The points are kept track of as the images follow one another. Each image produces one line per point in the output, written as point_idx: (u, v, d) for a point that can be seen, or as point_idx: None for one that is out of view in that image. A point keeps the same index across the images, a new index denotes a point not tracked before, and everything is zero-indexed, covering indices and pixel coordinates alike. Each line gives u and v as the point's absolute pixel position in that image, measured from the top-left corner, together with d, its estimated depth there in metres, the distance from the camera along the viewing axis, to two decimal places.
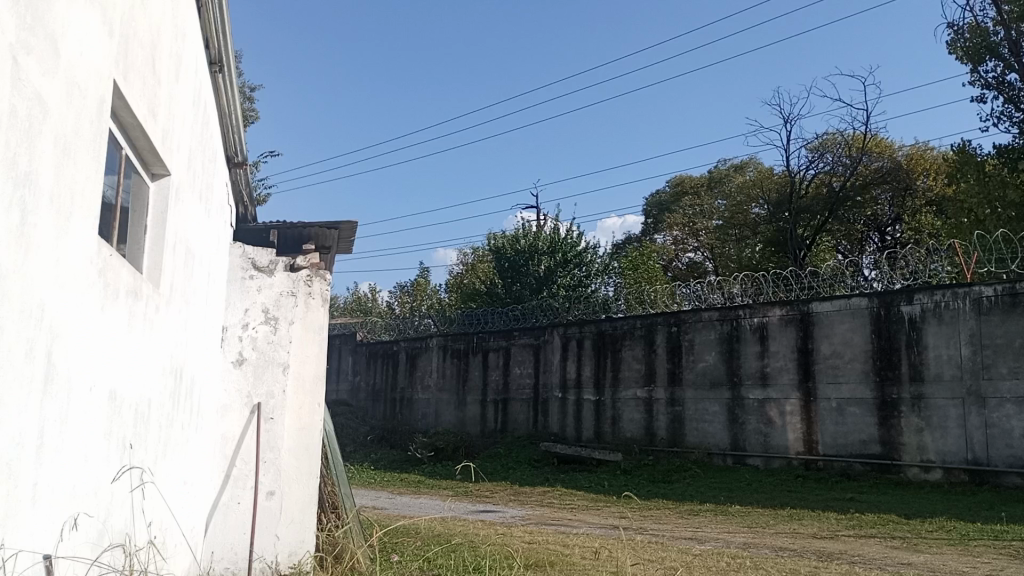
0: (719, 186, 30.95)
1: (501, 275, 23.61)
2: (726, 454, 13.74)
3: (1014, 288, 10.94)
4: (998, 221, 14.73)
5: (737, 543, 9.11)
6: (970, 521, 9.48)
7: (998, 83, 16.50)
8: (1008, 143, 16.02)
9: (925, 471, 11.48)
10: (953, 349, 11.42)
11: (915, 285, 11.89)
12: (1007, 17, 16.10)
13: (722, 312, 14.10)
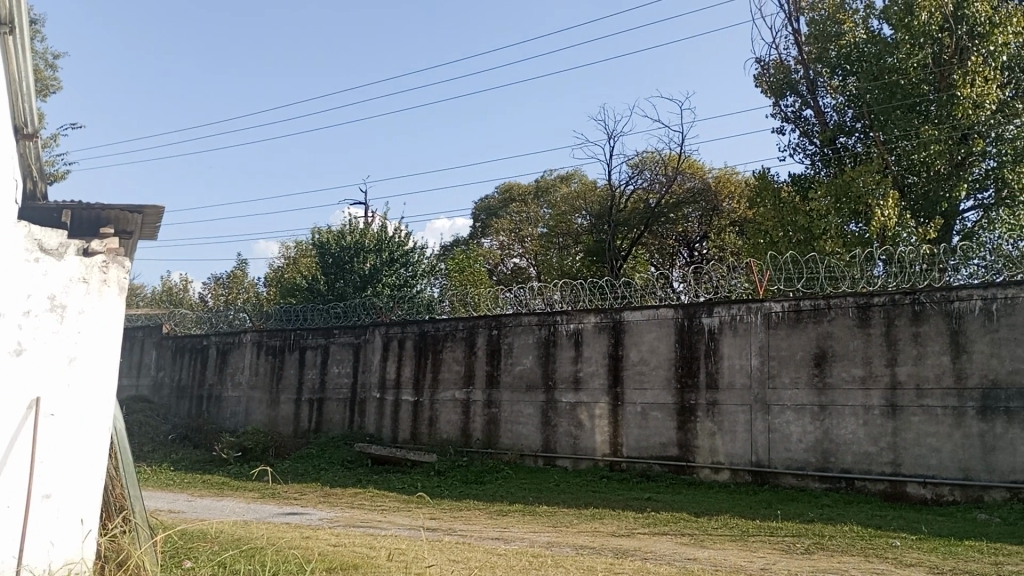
0: (545, 196, 31.86)
1: (323, 270, 23.02)
2: (537, 455, 14.13)
3: (799, 305, 12.04)
4: (788, 243, 16.12)
5: (540, 542, 9.39)
6: (751, 519, 10.30)
7: (796, 118, 18.07)
8: (800, 174, 17.71)
9: (715, 472, 12.36)
10: (744, 359, 12.38)
11: (715, 298, 12.74)
12: (806, 58, 17.59)
13: (540, 317, 14.51)
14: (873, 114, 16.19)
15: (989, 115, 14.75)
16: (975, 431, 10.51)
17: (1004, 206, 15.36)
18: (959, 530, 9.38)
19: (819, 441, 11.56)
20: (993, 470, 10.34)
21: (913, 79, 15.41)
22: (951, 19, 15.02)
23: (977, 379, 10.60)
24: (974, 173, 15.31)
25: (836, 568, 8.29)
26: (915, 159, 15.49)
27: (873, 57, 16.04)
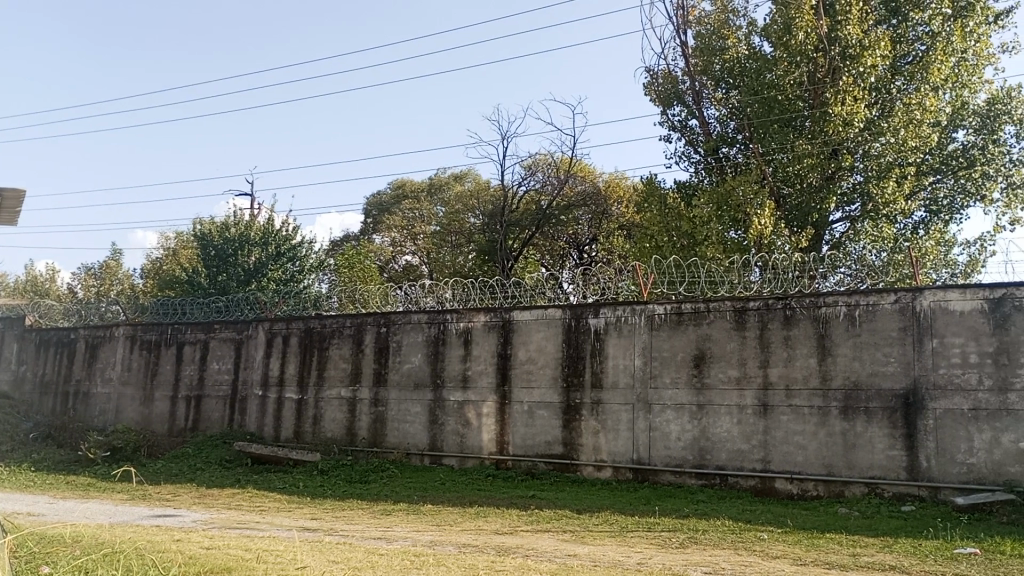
0: (439, 194, 31.82)
1: (205, 263, 22.16)
2: (423, 454, 14.07)
3: (680, 307, 12.46)
4: (672, 249, 16.67)
5: (423, 541, 9.33)
6: (630, 515, 10.58)
7: (682, 127, 18.70)
8: (687, 182, 18.41)
9: (598, 469, 12.63)
10: (628, 360, 12.72)
11: (602, 300, 13.03)
12: (692, 70, 18.08)
13: (430, 316, 14.46)
14: (753, 127, 17.00)
15: (858, 132, 15.69)
16: (838, 429, 11.18)
17: (868, 218, 16.38)
18: (821, 523, 9.93)
19: (696, 439, 12.01)
20: (854, 466, 11.03)
21: (790, 95, 16.24)
22: (825, 41, 15.85)
23: (841, 381, 11.26)
24: (842, 187, 16.24)
25: (709, 561, 8.62)
26: (790, 172, 16.32)
27: (755, 73, 16.89)
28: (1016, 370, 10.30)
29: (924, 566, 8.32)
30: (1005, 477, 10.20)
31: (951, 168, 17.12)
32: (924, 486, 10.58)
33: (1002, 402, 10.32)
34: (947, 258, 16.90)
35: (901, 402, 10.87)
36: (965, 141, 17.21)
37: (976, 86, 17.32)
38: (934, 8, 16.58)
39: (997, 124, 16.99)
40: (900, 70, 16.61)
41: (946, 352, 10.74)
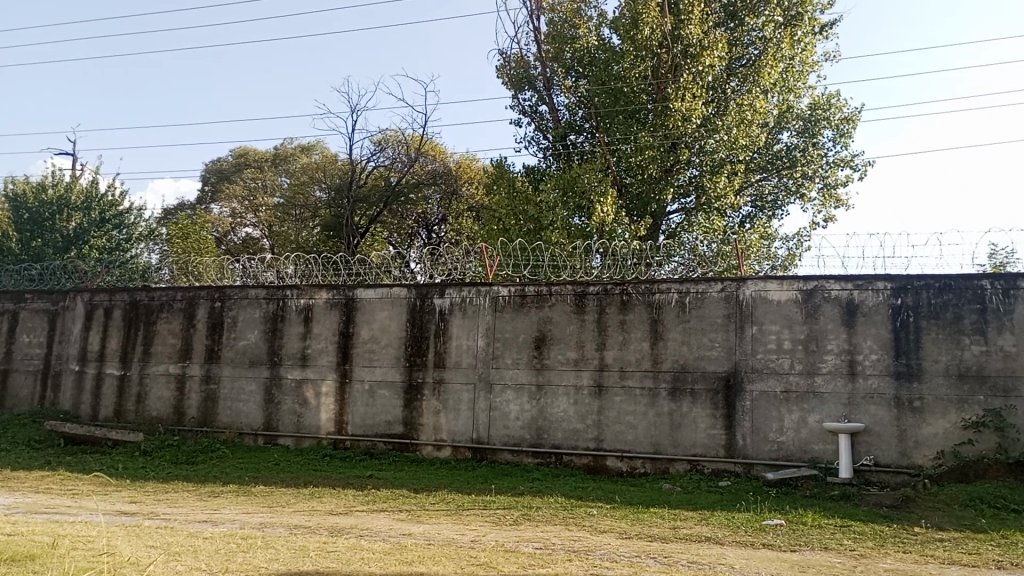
0: (284, 164, 30.97)
1: (17, 226, 20.30)
2: (257, 434, 13.60)
3: (524, 290, 12.67)
4: (518, 232, 16.93)
5: (251, 523, 9.01)
6: (466, 493, 10.70)
7: (532, 112, 18.99)
8: (535, 166, 18.75)
9: (437, 449, 12.69)
10: (471, 340, 12.81)
11: (448, 280, 13.05)
12: (544, 57, 18.37)
13: (269, 291, 13.95)
14: (599, 116, 17.48)
15: (695, 128, 16.49)
16: (666, 410, 11.78)
17: (701, 210, 17.28)
18: (646, 499, 10.45)
19: (534, 419, 12.30)
20: (679, 445, 11.68)
21: (635, 88, 16.84)
22: (668, 38, 16.54)
23: (671, 363, 11.86)
24: (679, 180, 17.06)
25: (540, 536, 8.86)
26: (632, 162, 16.93)
27: (602, 64, 17.41)
28: (823, 356, 11.29)
29: (736, 537, 8.94)
30: (810, 454, 11.14)
31: (776, 166, 18.30)
32: (740, 462, 11.37)
33: (810, 385, 11.27)
34: (769, 250, 18.12)
35: (723, 384, 11.60)
36: (789, 142, 18.41)
37: (801, 91, 18.63)
38: (767, 15, 17.71)
39: (817, 127, 18.39)
40: (734, 71, 17.62)
41: (764, 338, 11.56)
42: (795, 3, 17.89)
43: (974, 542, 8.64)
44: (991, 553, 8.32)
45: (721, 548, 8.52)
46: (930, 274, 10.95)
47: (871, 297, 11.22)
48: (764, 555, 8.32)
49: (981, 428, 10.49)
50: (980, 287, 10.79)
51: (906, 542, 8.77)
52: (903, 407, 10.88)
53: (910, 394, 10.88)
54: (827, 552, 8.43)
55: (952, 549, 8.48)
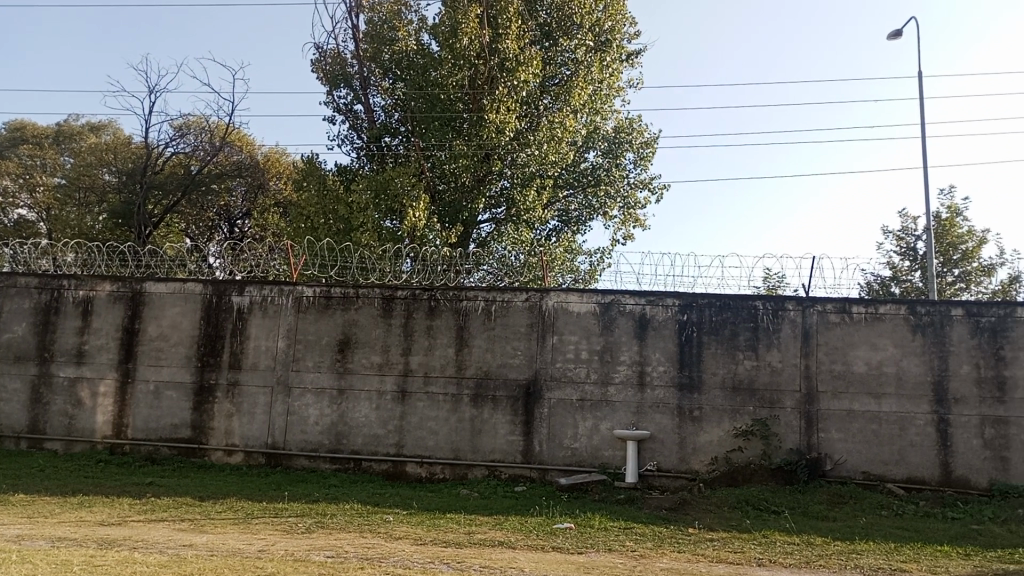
0: (68, 143, 28.41)
1: None
2: (20, 437, 12.33)
3: (329, 291, 12.34)
4: (327, 231, 16.49)
5: (5, 536, 8.08)
6: (257, 501, 10.24)
7: (346, 111, 18.61)
8: (346, 167, 18.40)
9: (227, 454, 12.09)
10: (271, 341, 12.31)
11: (247, 278, 12.47)
12: (362, 54, 18.03)
13: (42, 280, 12.69)
14: (416, 121, 17.47)
15: (508, 140, 16.91)
16: (467, 416, 11.92)
17: (511, 221, 17.73)
18: (443, 505, 10.50)
19: (333, 424, 12.02)
20: (478, 450, 11.85)
21: (451, 96, 16.87)
22: (486, 50, 16.77)
23: (474, 370, 12.02)
24: (491, 190, 17.43)
25: (333, 544, 8.64)
26: (446, 169, 17.03)
27: (420, 69, 17.40)
28: (617, 366, 11.92)
29: (528, 541, 9.19)
30: (600, 459, 11.70)
31: (582, 184, 19.14)
32: (535, 468, 11.73)
33: (603, 394, 11.86)
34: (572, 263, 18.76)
35: (523, 392, 11.92)
36: (594, 161, 19.32)
37: (607, 114, 19.63)
38: (579, 39, 18.52)
39: (620, 150, 19.44)
40: (547, 89, 18.24)
41: (563, 348, 12.01)
42: (605, 30, 18.88)
43: (739, 542, 9.44)
44: (752, 551, 9.12)
45: (512, 552, 8.73)
46: (712, 293, 11.86)
47: (661, 312, 11.98)
48: (553, 557, 8.61)
49: (749, 436, 11.50)
50: (754, 307, 11.85)
51: (681, 542, 9.42)
52: (684, 416, 11.72)
53: (691, 404, 11.73)
54: (611, 554, 8.88)
55: (720, 549, 9.20)
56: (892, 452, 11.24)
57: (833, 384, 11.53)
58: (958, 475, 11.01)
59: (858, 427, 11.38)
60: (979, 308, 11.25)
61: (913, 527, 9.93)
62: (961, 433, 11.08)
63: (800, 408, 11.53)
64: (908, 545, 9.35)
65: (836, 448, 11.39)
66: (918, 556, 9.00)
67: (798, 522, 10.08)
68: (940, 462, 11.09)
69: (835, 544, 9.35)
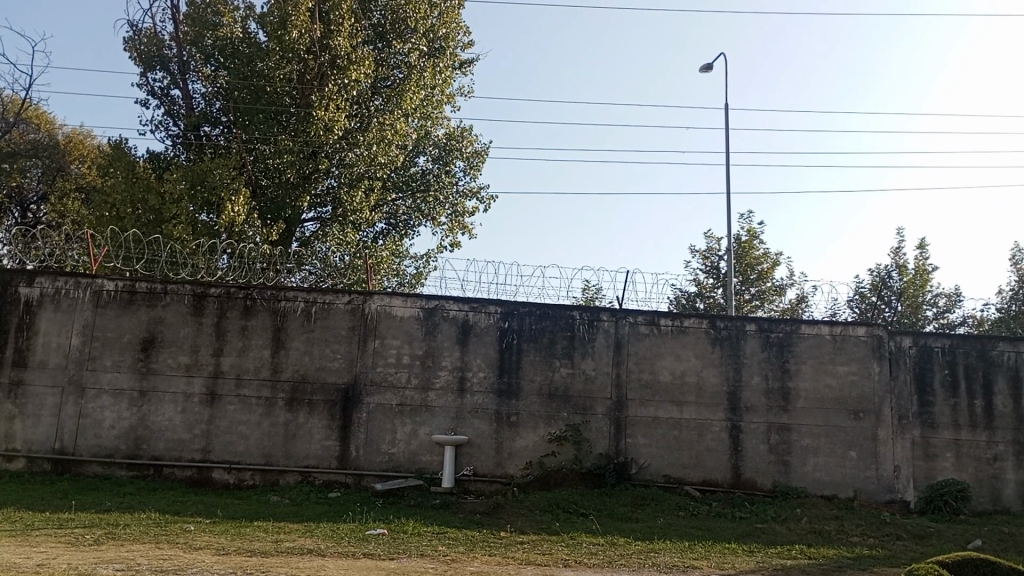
0: None
1: None
2: None
3: (134, 286, 11.55)
4: (135, 222, 15.42)
5: None
6: (39, 511, 9.37)
7: (162, 95, 17.55)
8: (158, 155, 17.41)
9: (7, 460, 11.07)
10: (63, 338, 11.39)
11: (39, 268, 11.54)
12: (181, 37, 17.21)
13: None
14: (237, 111, 16.68)
15: (336, 139, 16.59)
16: (281, 420, 11.53)
17: (337, 222, 17.50)
18: (250, 512, 10.08)
19: (132, 428, 11.25)
20: (291, 456, 11.49)
21: (277, 88, 16.27)
22: (316, 45, 16.42)
23: (290, 373, 11.65)
24: (318, 188, 17.06)
25: (124, 556, 8.05)
26: (270, 164, 16.41)
27: (245, 58, 16.68)
28: (437, 371, 11.96)
29: (339, 548, 9.00)
30: (417, 465, 11.68)
31: (411, 189, 19.03)
32: (350, 473, 11.52)
33: (422, 399, 11.85)
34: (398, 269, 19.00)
35: (341, 396, 11.69)
36: (424, 166, 19.37)
37: (439, 120, 19.74)
38: (413, 43, 18.44)
39: (451, 157, 19.56)
40: (379, 90, 17.99)
41: (384, 352, 11.90)
42: (439, 37, 19.02)
43: (547, 544, 9.73)
44: (560, 552, 9.43)
45: (322, 560, 8.51)
46: (533, 302, 12.19)
47: (483, 320, 12.16)
48: (363, 564, 8.49)
49: (562, 441, 11.90)
50: (571, 317, 12.31)
51: (492, 545, 9.58)
52: (501, 421, 11.94)
53: (508, 409, 11.98)
54: (422, 559, 8.87)
55: (529, 551, 9.45)
56: (691, 456, 12.01)
57: (641, 392, 12.18)
58: (747, 477, 11.93)
59: (661, 433, 12.08)
60: (770, 324, 12.29)
61: (706, 526, 10.66)
62: (751, 438, 12.02)
63: (610, 415, 12.08)
64: (701, 543, 10.01)
65: (641, 452, 12.02)
66: (709, 553, 9.67)
67: (603, 524, 10.53)
68: (732, 465, 11.97)
69: (636, 544, 9.86)
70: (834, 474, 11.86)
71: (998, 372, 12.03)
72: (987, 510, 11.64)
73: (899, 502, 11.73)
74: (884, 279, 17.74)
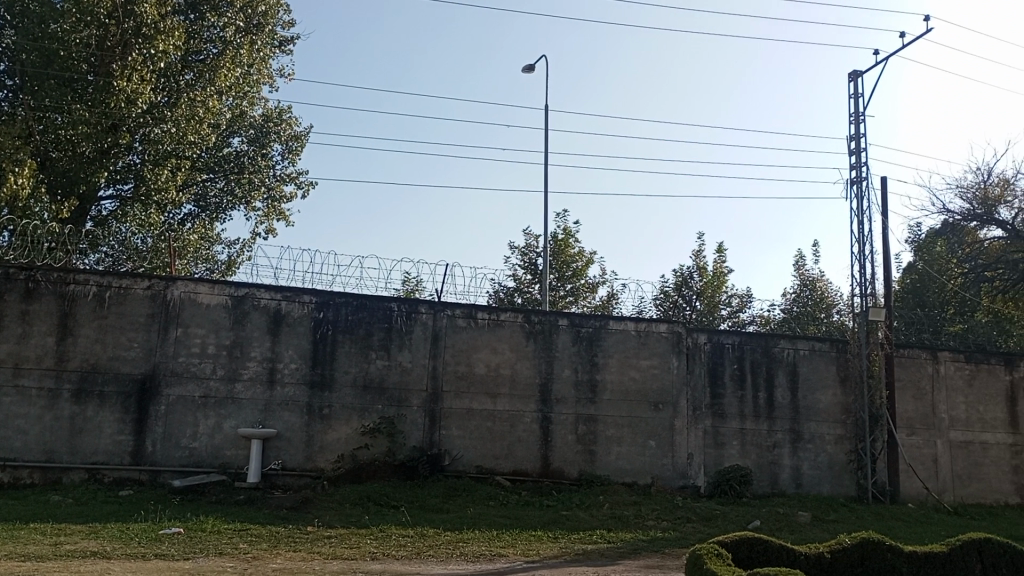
0: None
1: None
2: None
3: None
4: None
5: None
6: None
7: None
8: None
9: None
10: None
11: None
12: None
13: None
14: (27, 75, 15.28)
15: (139, 112, 15.49)
16: (66, 413, 10.71)
17: (138, 202, 16.54)
18: (26, 514, 9.20)
19: None
20: (76, 451, 10.67)
21: (72, 54, 14.90)
22: (119, 10, 14.81)
23: (78, 363, 10.84)
24: (118, 164, 16.03)
25: None
26: (61, 135, 14.97)
27: (36, 18, 15.05)
28: (245, 362, 11.47)
29: (127, 549, 8.40)
30: (220, 460, 11.16)
31: (223, 170, 18.28)
32: (145, 470, 10.83)
33: (229, 390, 11.33)
34: (204, 254, 18.96)
35: (137, 388, 10.99)
36: (238, 147, 18.55)
37: (256, 100, 18.84)
38: (228, 16, 17.52)
39: (267, 140, 18.84)
40: (188, 64, 16.99)
41: (187, 341, 11.29)
42: (258, 13, 18.05)
43: (355, 538, 9.58)
44: (367, 546, 9.32)
45: (107, 563, 7.91)
46: (350, 292, 11.97)
47: (297, 309, 11.79)
48: (153, 565, 7.97)
49: (376, 434, 11.76)
50: (389, 308, 12.20)
51: (297, 541, 9.31)
52: (313, 414, 11.64)
53: (321, 401, 11.70)
54: (219, 557, 8.46)
55: (335, 545, 9.26)
56: (502, 447, 12.27)
57: (456, 384, 12.29)
58: (555, 467, 12.35)
59: (475, 425, 12.25)
60: (581, 319, 12.79)
61: (514, 515, 10.93)
62: (560, 429, 12.46)
63: (425, 407, 12.10)
64: (509, 532, 10.25)
65: (454, 444, 12.13)
66: (515, 541, 9.92)
67: (413, 516, 10.52)
68: (541, 455, 12.35)
69: (445, 534, 9.94)
70: (635, 462, 12.54)
71: (779, 367, 13.18)
72: (766, 492, 12.76)
73: (691, 488, 12.60)
74: (686, 280, 18.93)
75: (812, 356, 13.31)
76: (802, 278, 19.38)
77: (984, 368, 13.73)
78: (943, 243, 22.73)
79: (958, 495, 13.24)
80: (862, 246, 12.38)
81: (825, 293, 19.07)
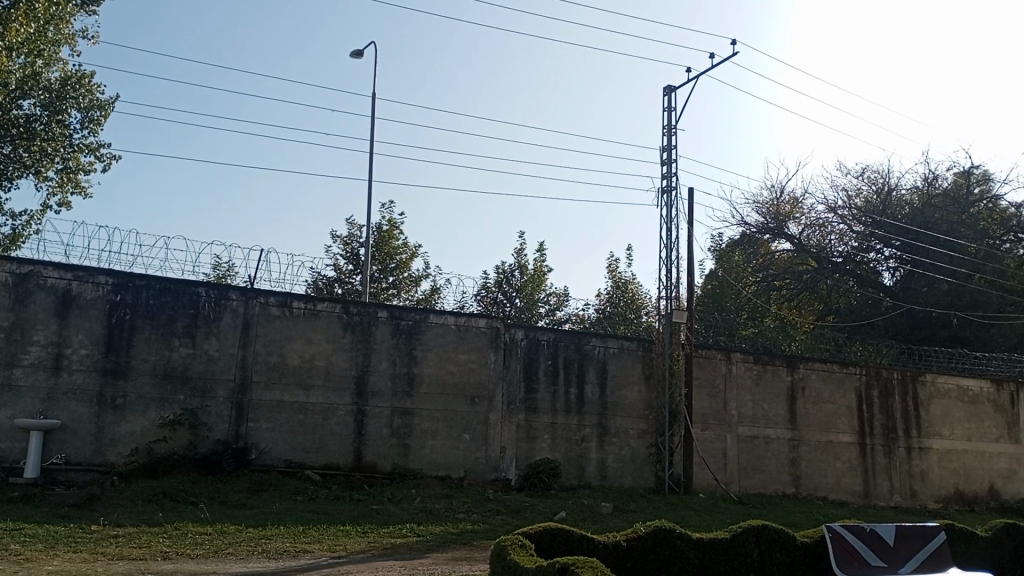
0: None
1: None
2: None
3: None
4: None
5: None
6: None
7: None
8: None
9: None
10: None
11: None
12: None
13: None
14: None
15: None
16: None
17: None
18: None
19: None
20: None
21: None
22: None
23: None
24: None
25: None
26: None
27: None
28: (26, 347, 10.69)
29: None
30: None
31: (10, 135, 16.73)
32: None
33: (6, 377, 10.54)
34: None
35: None
36: (28, 110, 16.86)
37: (53, 59, 17.16)
38: None
39: (62, 105, 17.22)
40: None
41: None
42: None
43: (146, 536, 8.96)
44: (160, 545, 8.73)
45: None
46: (151, 275, 11.30)
47: (90, 291, 11.05)
48: None
49: (175, 426, 11.14)
50: (196, 293, 11.57)
51: (79, 541, 8.57)
52: (104, 404, 10.88)
53: (113, 391, 10.96)
54: None
55: (123, 545, 8.60)
56: (313, 441, 11.94)
57: (266, 375, 11.81)
58: (367, 461, 12.17)
59: (285, 417, 11.84)
60: (400, 311, 12.68)
61: (322, 510, 10.65)
62: (374, 423, 12.29)
63: (232, 398, 11.56)
64: (315, 527, 9.97)
65: (262, 437, 11.68)
66: (321, 537, 9.66)
67: (214, 513, 10.00)
68: (354, 449, 12.13)
69: (246, 531, 9.51)
70: (448, 456, 12.61)
71: (590, 364, 13.71)
72: (572, 484, 13.25)
73: (502, 480, 12.84)
74: (507, 276, 19.41)
75: (620, 354, 13.96)
76: (615, 279, 20.37)
77: (769, 369, 14.97)
78: (740, 252, 24.76)
79: (742, 486, 14.38)
80: (669, 252, 13.13)
81: (635, 294, 20.15)
